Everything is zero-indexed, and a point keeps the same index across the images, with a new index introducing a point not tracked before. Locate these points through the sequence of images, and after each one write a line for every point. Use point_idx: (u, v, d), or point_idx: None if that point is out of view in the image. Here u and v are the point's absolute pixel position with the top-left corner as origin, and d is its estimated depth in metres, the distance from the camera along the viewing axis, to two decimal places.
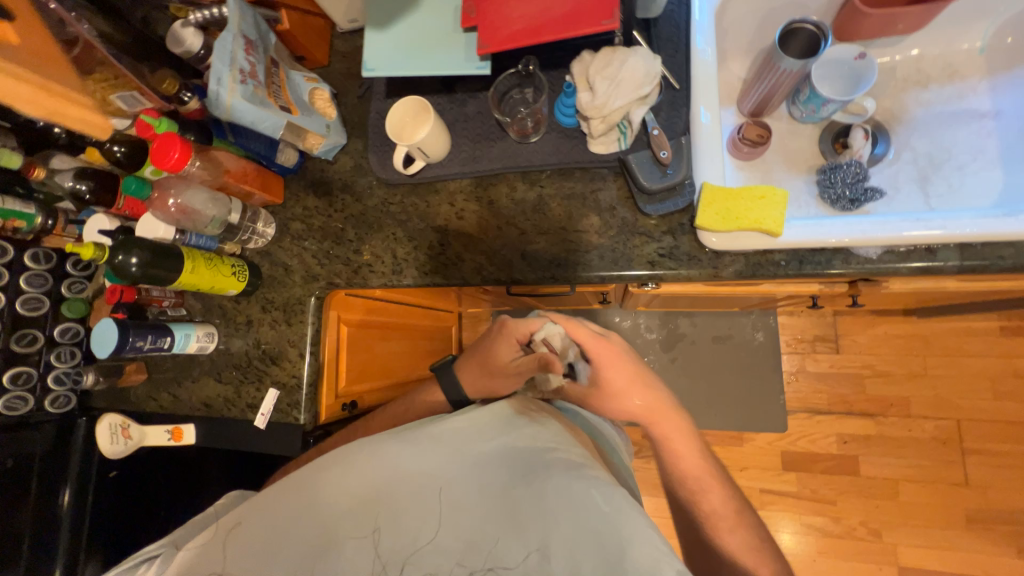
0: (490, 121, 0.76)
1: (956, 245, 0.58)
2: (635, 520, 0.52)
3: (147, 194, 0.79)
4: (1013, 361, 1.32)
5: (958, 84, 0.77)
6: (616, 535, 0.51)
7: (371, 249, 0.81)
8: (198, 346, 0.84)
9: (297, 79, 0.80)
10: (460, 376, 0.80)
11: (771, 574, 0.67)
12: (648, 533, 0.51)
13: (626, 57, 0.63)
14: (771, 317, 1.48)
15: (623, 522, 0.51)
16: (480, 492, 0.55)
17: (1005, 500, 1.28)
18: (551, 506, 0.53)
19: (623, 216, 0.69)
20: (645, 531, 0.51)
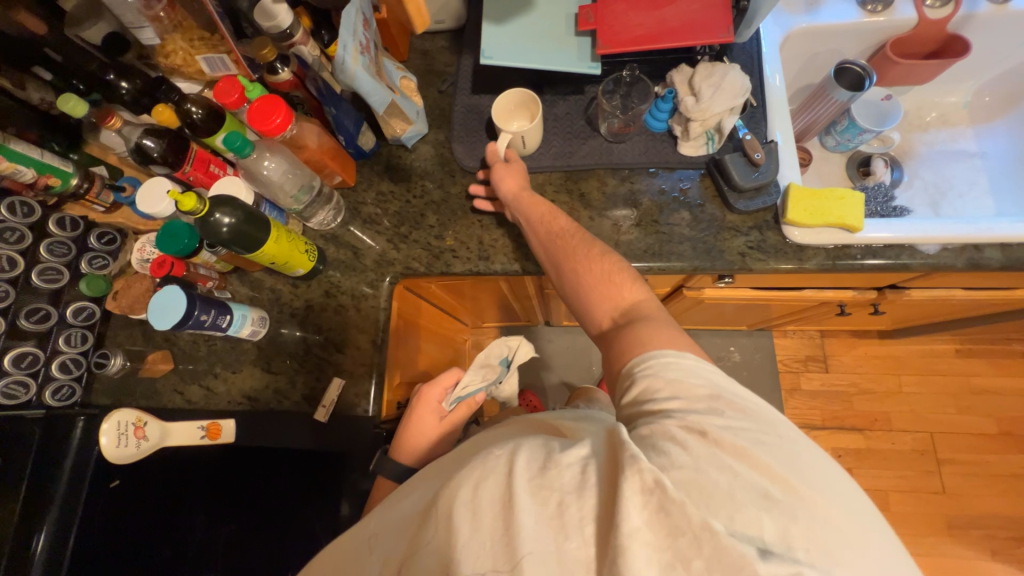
0: (579, 120, 0.81)
1: (998, 246, 0.70)
2: (532, 444, 0.44)
3: (248, 155, 0.67)
4: (969, 379, 1.51)
5: (950, 130, 0.95)
6: (512, 463, 0.41)
7: (455, 235, 0.81)
8: (251, 331, 0.76)
9: (390, 66, 0.81)
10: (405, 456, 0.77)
11: (620, 269, 0.61)
12: (543, 444, 0.44)
13: (726, 72, 0.72)
14: (767, 338, 1.61)
15: (516, 448, 0.43)
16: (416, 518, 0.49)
17: (979, 506, 1.41)
18: (451, 484, 0.44)
19: (712, 212, 0.75)
20: (543, 447, 0.44)
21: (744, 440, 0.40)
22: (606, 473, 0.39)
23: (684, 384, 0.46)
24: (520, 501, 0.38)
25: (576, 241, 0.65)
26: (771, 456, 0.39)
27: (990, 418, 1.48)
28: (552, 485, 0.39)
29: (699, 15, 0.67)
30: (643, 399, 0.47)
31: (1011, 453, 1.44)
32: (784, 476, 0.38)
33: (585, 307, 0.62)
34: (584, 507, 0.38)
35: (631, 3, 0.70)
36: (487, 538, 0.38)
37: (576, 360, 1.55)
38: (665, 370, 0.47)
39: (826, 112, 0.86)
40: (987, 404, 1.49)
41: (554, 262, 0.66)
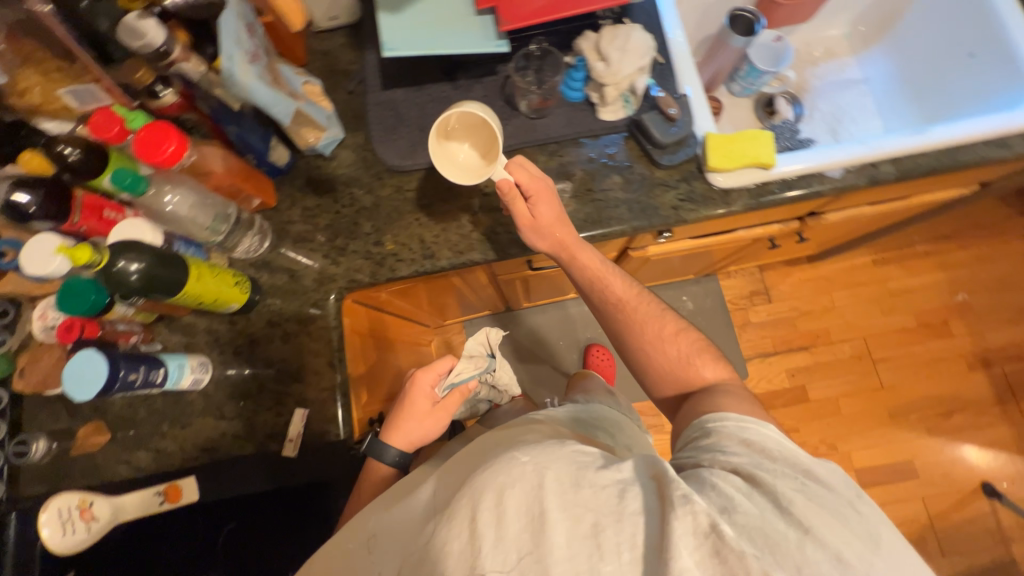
0: (498, 101, 0.80)
1: (889, 161, 0.76)
2: (560, 458, 0.49)
3: (144, 190, 0.61)
4: (887, 283, 1.69)
5: (836, 62, 1.03)
6: (542, 477, 0.47)
7: (395, 239, 0.78)
8: (193, 379, 0.71)
9: (288, 72, 0.76)
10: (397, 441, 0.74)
11: (691, 344, 0.73)
12: (589, 461, 0.50)
13: (630, 31, 0.73)
14: (713, 282, 1.71)
15: (544, 463, 0.48)
16: (425, 515, 0.53)
17: (912, 393, 1.60)
18: (473, 486, 0.48)
19: (641, 172, 0.77)
20: (576, 464, 0.49)
21: (815, 503, 0.49)
22: (650, 504, 0.46)
23: (757, 446, 0.56)
24: (554, 519, 0.44)
25: (647, 311, 0.74)
26: (847, 526, 0.48)
27: (909, 314, 1.66)
28: (594, 506, 0.45)
29: None
30: (716, 449, 0.57)
31: (930, 341, 1.63)
32: (850, 541, 0.46)
33: (661, 379, 0.73)
34: (621, 533, 0.44)
35: None
36: (512, 549, 0.44)
37: (544, 339, 1.58)
38: (742, 431, 0.58)
39: (727, 61, 0.91)
40: (905, 303, 1.67)
41: (621, 330, 0.75)
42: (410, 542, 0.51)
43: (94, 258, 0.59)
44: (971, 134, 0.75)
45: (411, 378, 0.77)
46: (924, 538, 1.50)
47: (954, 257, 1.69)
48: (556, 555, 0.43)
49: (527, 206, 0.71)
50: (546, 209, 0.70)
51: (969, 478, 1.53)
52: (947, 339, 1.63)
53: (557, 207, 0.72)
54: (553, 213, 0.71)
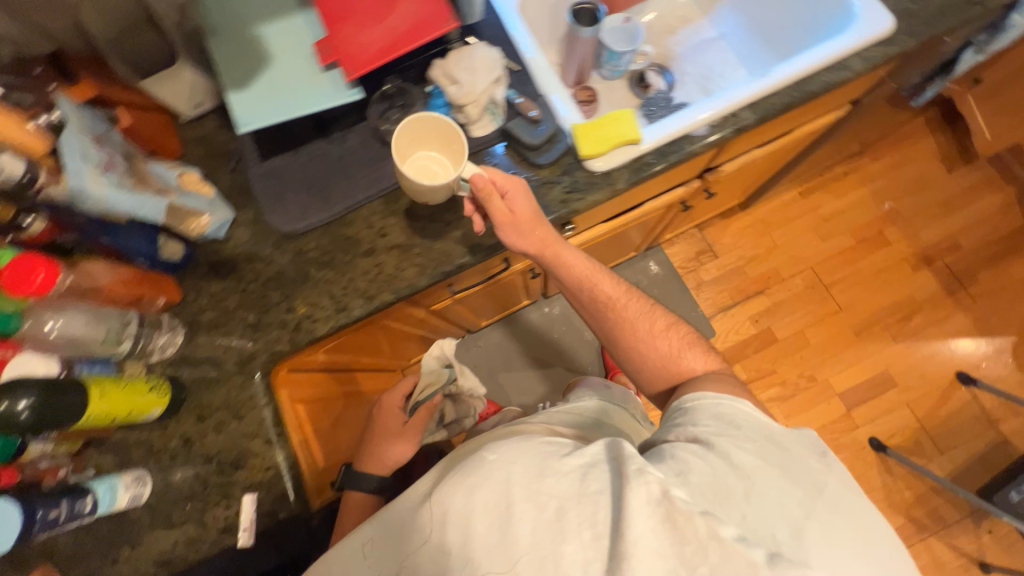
0: (374, 144, 0.82)
1: (747, 107, 0.80)
2: (527, 453, 0.58)
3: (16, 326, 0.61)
4: (818, 211, 1.75)
5: (692, 26, 1.08)
6: (509, 473, 0.55)
7: (306, 301, 0.78)
8: (131, 496, 0.69)
9: (159, 168, 0.76)
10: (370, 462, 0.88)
11: (681, 337, 0.77)
12: (556, 451, 0.59)
13: (472, 50, 0.76)
14: (659, 252, 1.74)
15: (512, 461, 0.57)
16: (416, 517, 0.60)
17: (869, 308, 1.64)
18: (449, 488, 0.56)
19: (524, 176, 0.79)
20: (543, 455, 0.58)
21: (766, 463, 0.58)
22: (609, 484, 0.54)
23: (725, 420, 0.63)
24: (522, 507, 0.53)
25: (637, 309, 0.79)
26: (790, 478, 0.57)
27: (846, 234, 1.72)
28: (559, 491, 0.54)
29: (423, 13, 0.70)
30: (686, 423, 0.65)
31: (871, 254, 1.69)
32: (789, 492, 0.56)
33: (655, 375, 0.77)
34: (582, 513, 0.52)
35: (358, 23, 0.71)
36: (486, 537, 0.52)
37: (510, 349, 1.69)
38: (711, 406, 0.65)
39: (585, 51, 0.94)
40: (840, 224, 1.73)
41: (611, 329, 0.79)
42: (405, 545, 0.58)
43: None
44: (816, 62, 0.79)
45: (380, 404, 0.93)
46: (920, 441, 1.53)
47: (871, 171, 1.77)
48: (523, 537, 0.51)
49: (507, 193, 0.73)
50: (522, 203, 0.73)
51: (943, 372, 1.58)
52: (887, 248, 1.70)
53: (533, 203, 0.75)
54: (528, 208, 0.73)
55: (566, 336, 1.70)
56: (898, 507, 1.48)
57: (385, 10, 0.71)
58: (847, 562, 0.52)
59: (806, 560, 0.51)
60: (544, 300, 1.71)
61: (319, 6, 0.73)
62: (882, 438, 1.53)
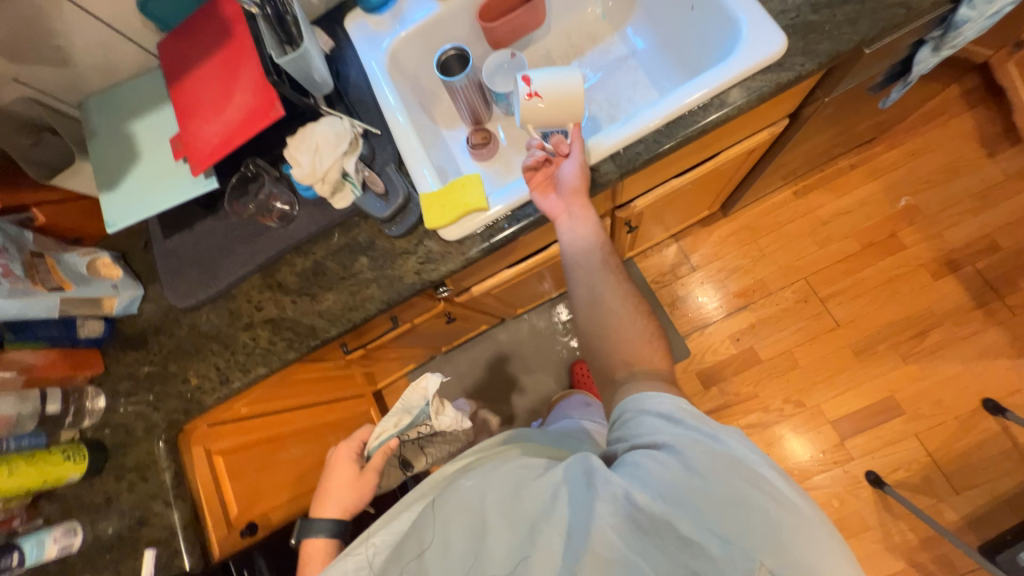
0: (250, 220, 0.85)
1: (608, 159, 0.73)
2: (502, 476, 0.59)
3: None
4: (817, 212, 1.54)
5: (601, 45, 0.97)
6: (482, 496, 0.57)
7: (196, 373, 0.86)
8: (59, 547, 0.80)
9: (71, 258, 0.86)
10: (326, 513, 0.79)
11: (649, 321, 0.72)
12: (531, 470, 0.59)
13: (315, 129, 0.77)
14: (631, 267, 1.62)
15: (484, 483, 0.58)
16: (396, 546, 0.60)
17: (873, 323, 1.44)
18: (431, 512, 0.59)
19: (382, 247, 0.80)
20: (517, 476, 0.58)
21: (724, 456, 0.53)
22: (578, 493, 0.53)
23: (681, 417, 0.58)
24: (495, 528, 0.53)
25: (624, 289, 0.74)
26: (747, 468, 0.53)
27: (849, 238, 1.50)
28: (529, 510, 0.54)
29: (253, 103, 0.71)
30: (641, 424, 0.60)
31: (880, 260, 1.47)
32: (750, 480, 0.51)
33: (614, 351, 0.71)
34: (553, 528, 0.51)
35: (202, 117, 0.75)
36: (456, 563, 0.53)
37: (474, 374, 1.66)
38: (660, 407, 0.60)
39: (469, 96, 0.90)
40: (843, 227, 1.51)
41: (589, 292, 0.74)
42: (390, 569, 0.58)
43: None
44: (687, 100, 0.70)
45: (334, 451, 0.85)
46: (930, 478, 1.33)
47: (884, 160, 1.52)
48: (496, 558, 0.52)
49: (560, 165, 0.74)
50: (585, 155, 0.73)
51: (965, 399, 1.35)
52: (901, 252, 1.46)
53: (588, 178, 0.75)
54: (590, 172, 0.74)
55: (533, 357, 1.65)
56: (898, 550, 1.31)
57: (224, 102, 0.74)
58: (808, 549, 0.48)
59: (770, 551, 0.47)
60: (511, 320, 1.68)
61: (174, 102, 0.77)
62: (882, 473, 1.35)
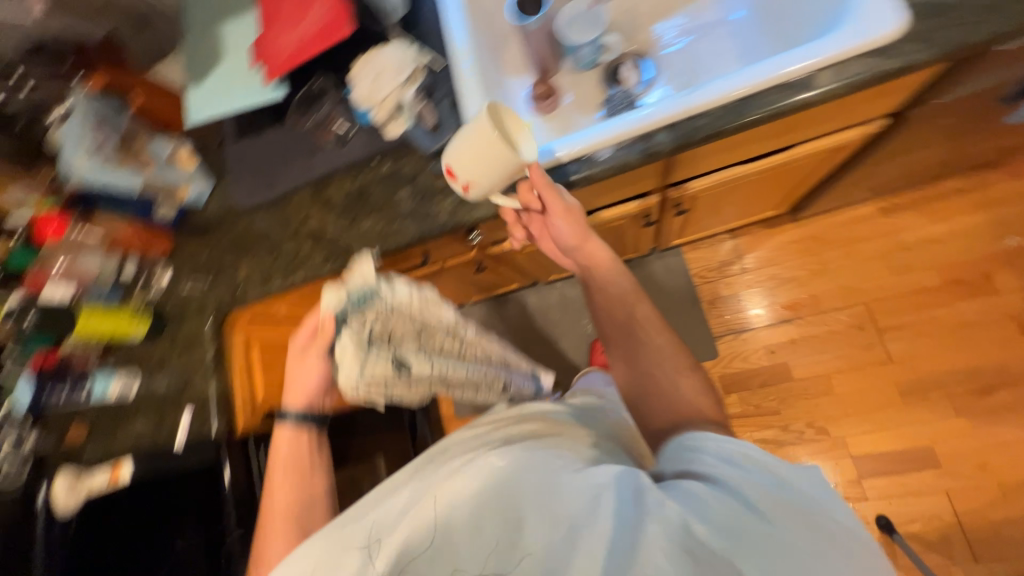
0: (309, 135, 0.90)
1: (665, 129, 0.69)
2: (537, 466, 0.57)
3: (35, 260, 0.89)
4: (901, 235, 1.39)
5: (692, 8, 0.91)
6: (518, 485, 0.55)
7: (246, 268, 0.95)
8: (120, 390, 0.96)
9: (159, 146, 0.96)
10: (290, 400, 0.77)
11: (691, 369, 0.73)
12: (567, 466, 0.57)
13: (380, 53, 0.80)
14: (677, 256, 1.56)
15: (519, 471, 0.57)
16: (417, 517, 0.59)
17: (932, 367, 1.32)
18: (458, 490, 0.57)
19: (425, 182, 0.82)
20: (553, 469, 0.57)
21: (788, 504, 0.51)
22: (624, 509, 0.51)
23: (742, 457, 0.56)
24: (533, 522, 0.53)
25: (661, 338, 0.76)
26: (813, 518, 0.51)
27: (930, 271, 1.35)
28: (570, 512, 0.52)
29: (328, 17, 0.74)
30: (698, 456, 0.57)
31: (959, 301, 1.33)
32: (814, 532, 0.49)
33: (650, 406, 0.72)
34: (596, 535, 0.51)
35: (281, 24, 0.78)
36: (486, 549, 0.53)
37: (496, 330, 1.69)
38: (720, 449, 0.57)
39: (539, 43, 0.92)
40: (925, 257, 1.36)
41: (626, 344, 0.77)
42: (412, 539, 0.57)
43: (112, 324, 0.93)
44: (767, 78, 0.64)
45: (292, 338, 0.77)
46: (949, 539, 1.23)
47: (998, 191, 1.35)
48: (531, 552, 0.51)
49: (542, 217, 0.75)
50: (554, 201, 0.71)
51: (1015, 469, 1.23)
52: (985, 297, 1.31)
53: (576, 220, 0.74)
54: (568, 215, 0.72)
55: (557, 325, 1.65)
56: None
57: (303, 12, 0.76)
58: None
59: None
60: (543, 286, 1.68)
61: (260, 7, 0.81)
62: (895, 521, 1.27)
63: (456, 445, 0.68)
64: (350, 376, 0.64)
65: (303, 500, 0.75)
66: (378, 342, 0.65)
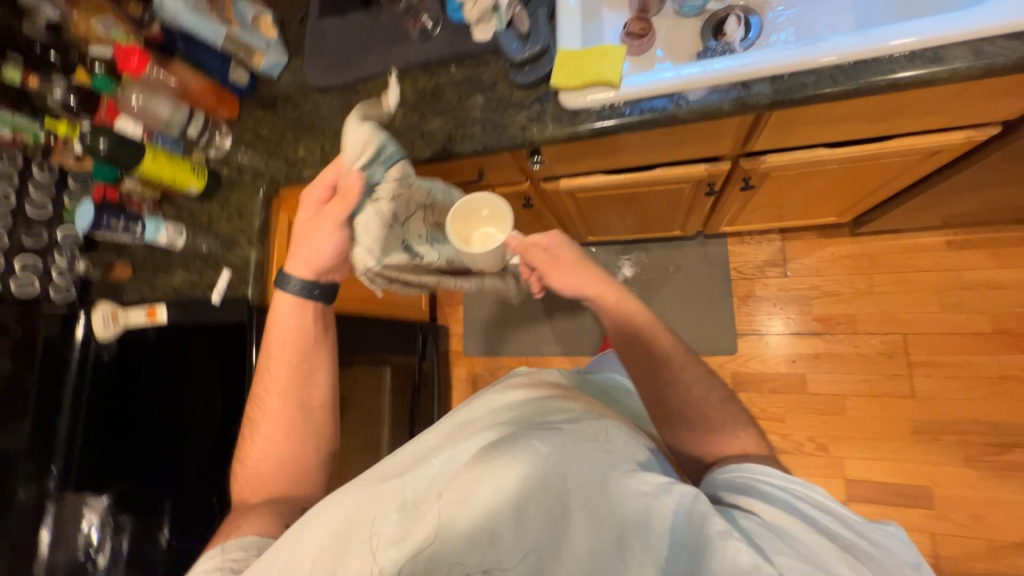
0: (396, 26, 0.89)
1: (767, 79, 0.65)
2: (583, 461, 0.57)
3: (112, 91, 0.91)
4: (961, 274, 1.32)
5: None
6: (565, 477, 0.56)
7: (306, 147, 0.95)
8: (168, 238, 1.00)
9: (242, 6, 0.95)
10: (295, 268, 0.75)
11: (722, 397, 0.72)
12: (615, 465, 0.57)
13: None
14: (720, 246, 1.51)
15: (566, 463, 0.56)
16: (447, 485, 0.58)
17: (954, 411, 1.28)
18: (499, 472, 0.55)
19: (501, 92, 0.80)
20: (601, 467, 0.57)
21: (854, 555, 0.49)
22: (678, 526, 0.52)
23: (800, 498, 0.54)
24: (579, 520, 0.53)
25: (693, 373, 0.75)
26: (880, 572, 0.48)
27: (981, 315, 1.30)
28: (619, 517, 0.53)
29: None
30: (757, 493, 0.56)
31: (1004, 353, 1.27)
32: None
33: (684, 444, 0.72)
34: (646, 545, 0.52)
35: None
36: (528, 539, 0.53)
37: None
38: (782, 490, 0.55)
39: None
40: (980, 301, 1.30)
41: (654, 388, 0.75)
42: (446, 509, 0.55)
43: (181, 176, 0.95)
44: (893, 41, 0.60)
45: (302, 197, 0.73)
46: None
47: None
48: (575, 551, 0.52)
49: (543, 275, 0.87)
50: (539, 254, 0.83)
51: (1012, 529, 1.20)
52: None
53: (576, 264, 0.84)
54: (561, 263, 0.83)
55: None
56: None
57: None
58: None
59: None
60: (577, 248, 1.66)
61: None
62: None
63: (490, 417, 0.67)
64: (368, 249, 0.69)
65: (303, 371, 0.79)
66: (393, 222, 0.72)
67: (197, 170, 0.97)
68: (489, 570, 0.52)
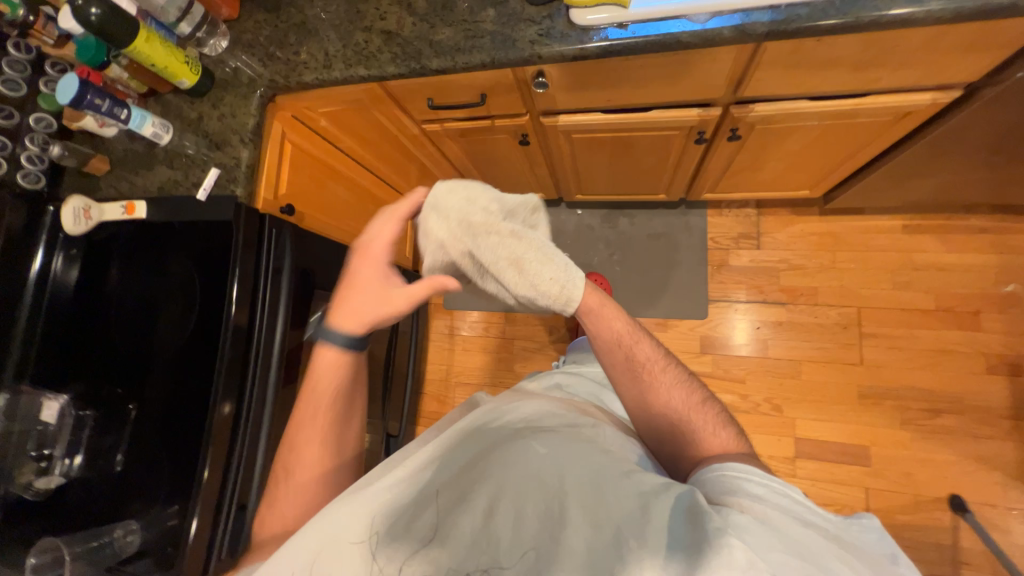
0: None
1: (765, 9, 0.70)
2: (577, 463, 0.60)
3: None
4: (912, 255, 1.43)
5: None
6: (561, 479, 0.59)
7: (308, 51, 0.94)
8: (153, 131, 0.96)
9: None
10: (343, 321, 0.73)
11: (701, 396, 0.74)
12: (612, 469, 0.60)
13: None
14: (700, 217, 1.58)
15: (562, 465, 0.60)
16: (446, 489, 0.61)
17: (896, 378, 1.39)
18: (499, 480, 0.60)
19: (513, 7, 0.82)
20: (597, 469, 0.60)
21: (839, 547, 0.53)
22: (674, 526, 0.52)
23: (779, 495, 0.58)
24: (576, 522, 0.55)
25: (672, 376, 0.74)
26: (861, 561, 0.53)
27: (927, 294, 1.41)
28: (614, 517, 0.54)
29: None
30: (747, 494, 0.57)
31: (944, 328, 1.39)
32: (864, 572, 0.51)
33: (663, 441, 0.74)
34: (640, 543, 0.52)
35: None
36: (527, 538, 0.55)
37: None
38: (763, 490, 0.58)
39: None
40: (928, 282, 1.42)
41: (637, 394, 0.74)
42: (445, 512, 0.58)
43: (177, 66, 0.92)
44: None
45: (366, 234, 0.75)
46: None
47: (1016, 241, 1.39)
48: (573, 553, 0.53)
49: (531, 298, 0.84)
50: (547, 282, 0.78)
51: (936, 486, 1.32)
52: (970, 331, 1.38)
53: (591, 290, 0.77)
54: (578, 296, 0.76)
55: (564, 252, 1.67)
56: None
57: None
58: None
59: None
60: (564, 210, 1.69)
61: None
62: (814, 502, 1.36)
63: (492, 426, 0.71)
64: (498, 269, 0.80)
65: (344, 378, 0.75)
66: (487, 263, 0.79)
67: (191, 64, 0.94)
68: (488, 570, 0.54)
